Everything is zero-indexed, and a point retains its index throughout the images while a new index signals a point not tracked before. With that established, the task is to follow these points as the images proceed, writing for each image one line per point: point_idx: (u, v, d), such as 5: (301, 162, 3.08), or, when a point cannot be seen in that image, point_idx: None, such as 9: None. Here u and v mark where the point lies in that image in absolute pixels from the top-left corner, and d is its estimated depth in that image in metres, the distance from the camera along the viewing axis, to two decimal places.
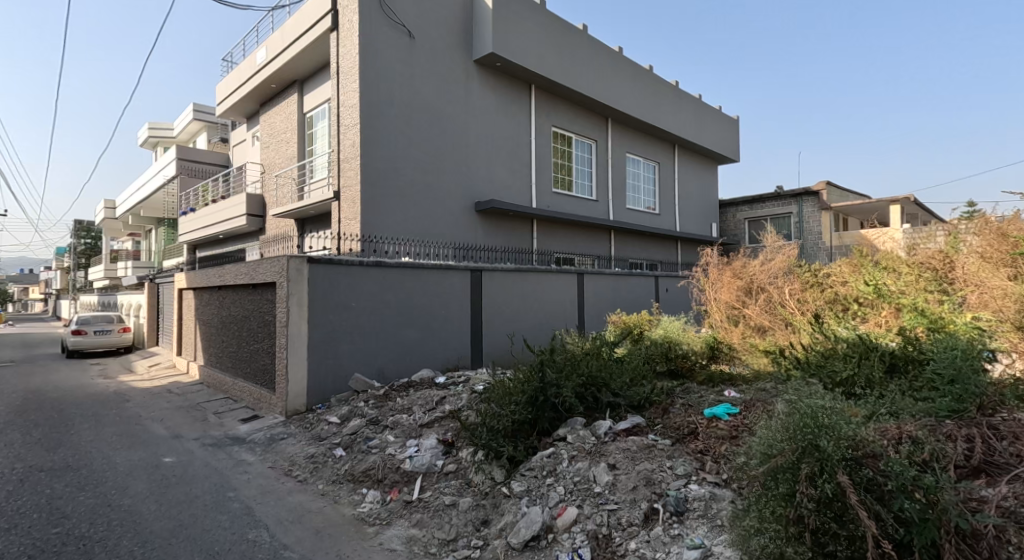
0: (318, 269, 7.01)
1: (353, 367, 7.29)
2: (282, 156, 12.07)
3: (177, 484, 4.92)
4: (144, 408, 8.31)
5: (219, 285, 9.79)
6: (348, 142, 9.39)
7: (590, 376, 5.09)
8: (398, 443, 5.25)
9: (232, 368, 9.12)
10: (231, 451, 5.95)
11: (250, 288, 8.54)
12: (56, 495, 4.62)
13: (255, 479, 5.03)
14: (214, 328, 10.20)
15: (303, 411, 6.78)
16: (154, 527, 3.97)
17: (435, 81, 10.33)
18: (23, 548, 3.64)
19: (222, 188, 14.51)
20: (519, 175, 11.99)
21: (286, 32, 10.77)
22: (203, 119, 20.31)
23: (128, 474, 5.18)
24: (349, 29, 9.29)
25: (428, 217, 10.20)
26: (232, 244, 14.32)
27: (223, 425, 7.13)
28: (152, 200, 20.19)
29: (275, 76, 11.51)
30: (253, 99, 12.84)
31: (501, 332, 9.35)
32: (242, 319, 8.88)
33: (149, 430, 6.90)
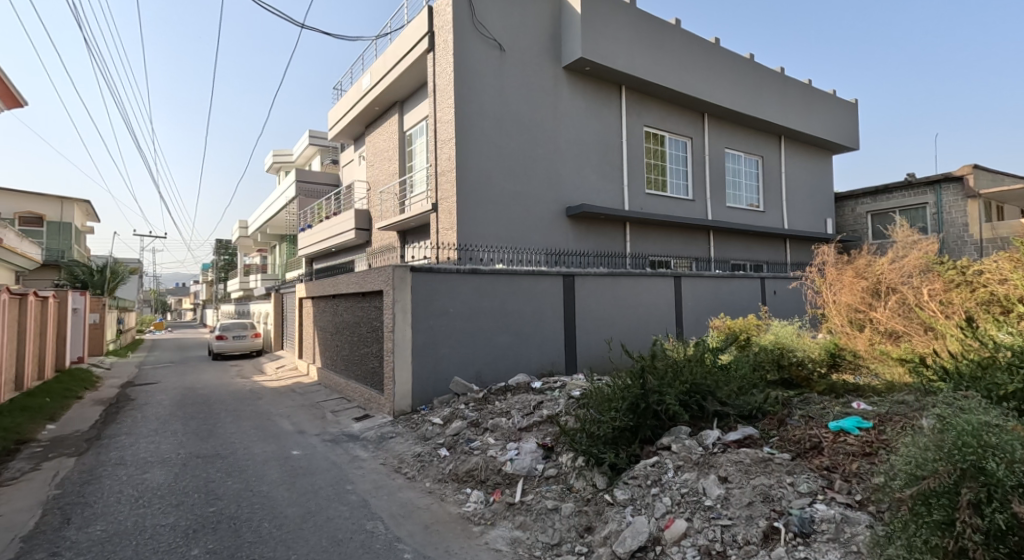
0: (420, 277, 7.39)
1: (453, 370, 7.59)
2: (385, 173, 12.92)
3: (304, 474, 5.41)
4: (273, 405, 9.27)
5: (333, 294, 10.65)
6: (444, 156, 9.83)
7: (694, 383, 4.83)
8: (498, 446, 5.36)
9: (345, 371, 9.87)
10: (347, 447, 6.43)
11: (360, 296, 9.21)
12: (211, 478, 5.29)
13: (369, 474, 5.40)
14: (329, 333, 11.11)
15: (409, 411, 7.16)
16: (288, 512, 4.40)
17: (527, 91, 10.51)
18: (188, 522, 4.21)
19: (333, 205, 15.84)
20: (612, 178, 11.80)
21: (387, 58, 11.56)
22: (317, 144, 22.35)
23: (263, 464, 5.79)
24: (444, 48, 9.73)
25: (521, 225, 10.37)
26: (343, 256, 15.53)
27: (339, 422, 7.74)
28: (276, 219, 22.54)
29: (378, 99, 12.35)
30: (360, 122, 13.88)
31: (596, 338, 9.23)
32: (353, 324, 9.58)
33: (279, 425, 7.67)
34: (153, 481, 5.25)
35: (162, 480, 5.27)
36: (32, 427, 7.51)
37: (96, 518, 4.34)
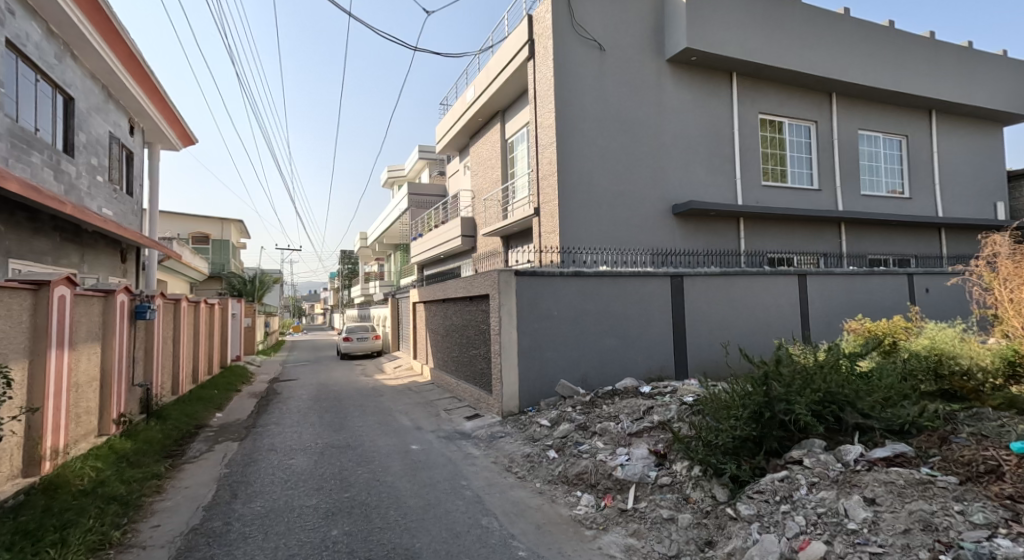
0: (525, 281, 7.52)
1: (559, 373, 7.62)
2: (489, 181, 13.33)
3: (423, 468, 5.75)
4: (393, 402, 9.95)
5: (443, 298, 11.19)
6: (546, 160, 9.92)
7: (829, 393, 4.38)
8: (607, 450, 5.29)
9: (456, 371, 10.32)
10: (460, 444, 6.71)
11: (468, 300, 9.58)
12: (344, 467, 5.83)
13: (482, 472, 5.59)
14: (441, 335, 11.67)
15: (516, 413, 7.30)
16: (411, 502, 4.70)
17: (629, 89, 10.30)
18: (328, 505, 4.67)
19: (441, 214, 16.66)
20: (723, 171, 11.12)
21: (489, 70, 11.93)
22: (428, 157, 23.69)
23: (387, 456, 6.25)
24: (544, 54, 9.83)
25: (625, 225, 10.15)
26: (451, 262, 16.28)
27: (452, 420, 8.09)
28: (391, 230, 24.22)
29: (481, 110, 12.81)
30: (465, 133, 14.49)
31: (710, 341, 8.73)
32: (462, 327, 9.99)
33: (399, 421, 8.22)
34: (297, 466, 5.90)
35: (305, 466, 5.91)
36: (205, 415, 8.81)
37: (256, 496, 4.98)
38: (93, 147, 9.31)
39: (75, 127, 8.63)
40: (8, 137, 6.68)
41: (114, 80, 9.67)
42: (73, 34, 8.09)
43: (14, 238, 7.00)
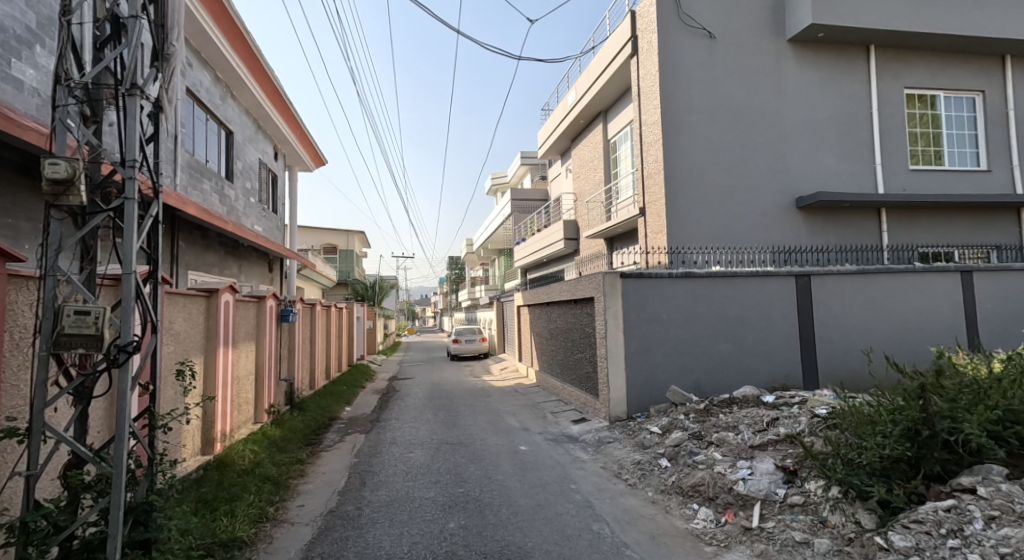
0: (631, 283, 7.34)
1: (670, 379, 7.31)
2: (592, 182, 13.20)
3: (532, 469, 5.82)
4: (501, 403, 10.20)
5: (548, 301, 11.25)
6: (651, 158, 9.59)
7: (1009, 410, 3.73)
8: (727, 462, 4.95)
9: (561, 374, 10.33)
10: (568, 447, 6.68)
11: (573, 303, 9.56)
12: (458, 463, 6.09)
13: (591, 476, 5.50)
14: (546, 338, 11.74)
15: (624, 418, 7.13)
16: (521, 502, 4.78)
17: (744, 77, 9.65)
18: (443, 499, 4.91)
19: (544, 218, 16.76)
20: (859, 157, 9.98)
21: (591, 71, 11.82)
22: (530, 163, 24.11)
23: (497, 455, 6.41)
24: (648, 49, 9.51)
25: (741, 222, 9.50)
26: (554, 266, 16.36)
27: (559, 423, 8.09)
28: (495, 235, 24.88)
29: (583, 112, 12.73)
30: (566, 136, 14.50)
31: (846, 347, 7.85)
32: (567, 330, 9.98)
33: (507, 421, 8.41)
34: (415, 460, 6.27)
35: (422, 460, 6.27)
36: (335, 408, 9.69)
37: (381, 485, 5.39)
38: (247, 173, 10.70)
39: (233, 156, 9.99)
40: (187, 168, 7.94)
41: (262, 113, 11.07)
42: (232, 77, 9.38)
43: (191, 253, 8.27)
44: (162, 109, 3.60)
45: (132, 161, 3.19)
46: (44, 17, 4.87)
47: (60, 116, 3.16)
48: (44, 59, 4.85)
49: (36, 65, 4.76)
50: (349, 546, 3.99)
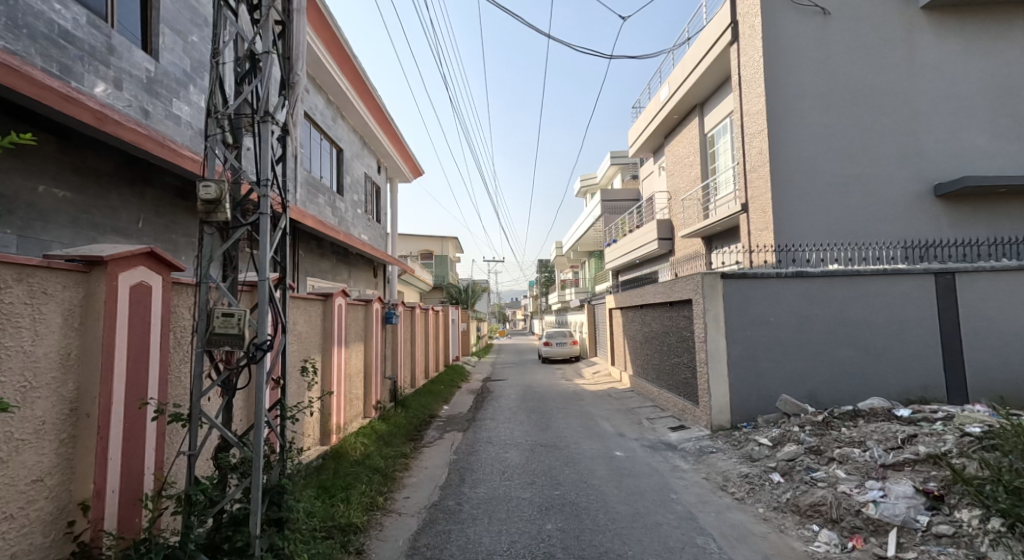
0: (733, 284, 6.93)
1: (780, 387, 6.80)
2: (688, 179, 12.66)
3: (629, 475, 5.68)
4: (595, 406, 10.07)
5: (642, 304, 10.94)
6: (755, 150, 8.99)
7: None
8: (853, 482, 4.51)
9: (658, 379, 9.98)
10: (666, 455, 6.43)
11: (669, 305, 9.22)
12: (553, 465, 6.11)
13: (693, 487, 5.24)
14: (640, 342, 11.42)
15: (728, 427, 6.75)
16: (619, 509, 4.70)
17: (864, 55, 8.76)
18: (540, 500, 4.96)
19: (635, 218, 16.31)
20: (1015, 134, 8.65)
21: (686, 63, 11.36)
22: (620, 162, 23.66)
23: (592, 459, 6.34)
24: (750, 34, 8.92)
25: (863, 215, 8.62)
26: (648, 267, 15.88)
27: (655, 429, 7.82)
28: (586, 237, 24.67)
29: (678, 107, 12.26)
30: (659, 133, 14.04)
31: (1001, 355, 6.81)
32: (664, 334, 9.63)
33: (601, 426, 8.28)
34: (511, 460, 6.39)
35: (518, 460, 6.38)
36: (434, 406, 10.14)
37: (480, 482, 5.57)
38: (354, 186, 11.57)
39: (342, 170, 10.85)
40: (305, 184, 8.77)
41: (366, 130, 11.92)
42: (342, 98, 10.20)
43: (308, 261, 9.10)
44: (289, 132, 4.03)
45: (265, 180, 3.58)
46: (196, 59, 5.63)
47: (210, 144, 3.64)
48: (197, 96, 5.62)
49: (190, 102, 5.51)
50: (451, 540, 4.17)
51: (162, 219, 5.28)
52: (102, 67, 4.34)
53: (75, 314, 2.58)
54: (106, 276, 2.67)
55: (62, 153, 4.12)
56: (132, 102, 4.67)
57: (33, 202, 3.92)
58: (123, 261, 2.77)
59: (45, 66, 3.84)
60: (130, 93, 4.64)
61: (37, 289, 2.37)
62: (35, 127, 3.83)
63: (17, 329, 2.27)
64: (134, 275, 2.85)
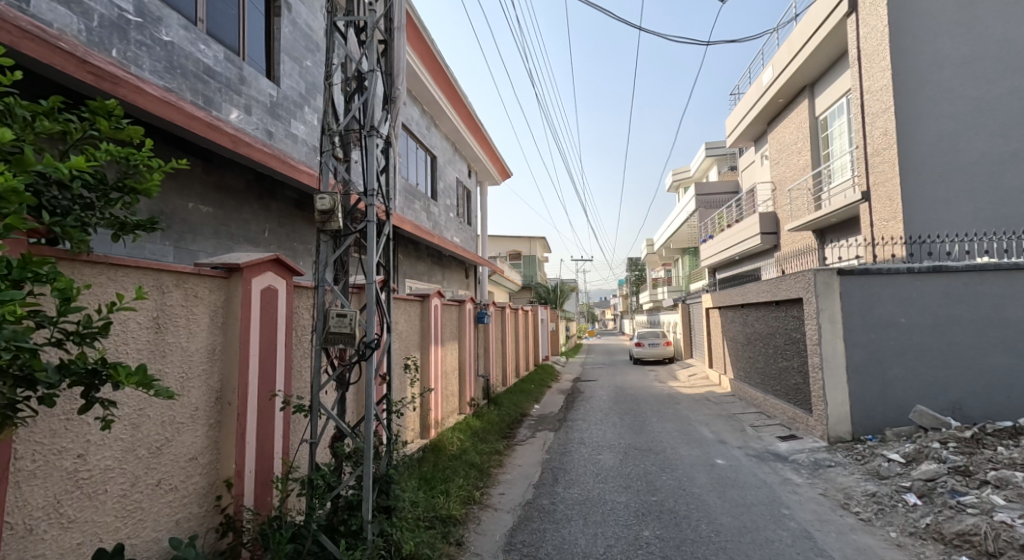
0: (853, 281, 6.31)
1: (912, 397, 6.09)
2: (795, 168, 11.71)
3: (734, 486, 5.36)
4: (691, 410, 9.63)
5: (743, 303, 10.29)
6: (878, 131, 8.10)
7: None
8: (1013, 511, 3.93)
9: (762, 384, 9.33)
10: (775, 466, 5.98)
11: (775, 305, 8.59)
12: (649, 470, 5.93)
13: (808, 503, 4.84)
14: (742, 344, 10.75)
15: (849, 440, 6.15)
16: (724, 521, 4.46)
17: (1015, 15, 7.61)
18: (637, 505, 4.85)
19: (734, 212, 15.38)
20: None
21: (793, 42, 10.51)
22: (716, 154, 22.45)
23: (691, 466, 6.07)
24: (872, 3, 8.04)
25: (1016, 200, 7.48)
26: (749, 264, 14.90)
27: (761, 437, 7.32)
28: (679, 234, 23.69)
29: (784, 90, 11.38)
30: (762, 120, 13.13)
31: None
32: (769, 335, 8.99)
33: (700, 431, 7.89)
34: (604, 462, 6.31)
35: (612, 462, 6.28)
36: (525, 405, 10.27)
37: (573, 483, 5.57)
38: (447, 191, 12.02)
39: (436, 176, 11.32)
40: (404, 191, 9.29)
41: (458, 136, 12.36)
42: (435, 107, 10.65)
43: (406, 263, 9.61)
44: (391, 144, 4.28)
45: (372, 190, 3.84)
46: (310, 82, 6.17)
47: (324, 158, 3.97)
48: (311, 115, 6.16)
49: (305, 121, 6.05)
50: (546, 539, 4.21)
51: (283, 228, 5.84)
52: (235, 96, 4.90)
53: (220, 314, 2.95)
54: (242, 281, 3.02)
55: (206, 173, 4.71)
56: (259, 125, 5.23)
57: (185, 218, 4.51)
58: (255, 267, 3.12)
59: (193, 99, 4.41)
60: (257, 118, 5.20)
61: (191, 293, 2.73)
62: (186, 153, 4.41)
63: (177, 327, 2.63)
64: (263, 280, 3.21)
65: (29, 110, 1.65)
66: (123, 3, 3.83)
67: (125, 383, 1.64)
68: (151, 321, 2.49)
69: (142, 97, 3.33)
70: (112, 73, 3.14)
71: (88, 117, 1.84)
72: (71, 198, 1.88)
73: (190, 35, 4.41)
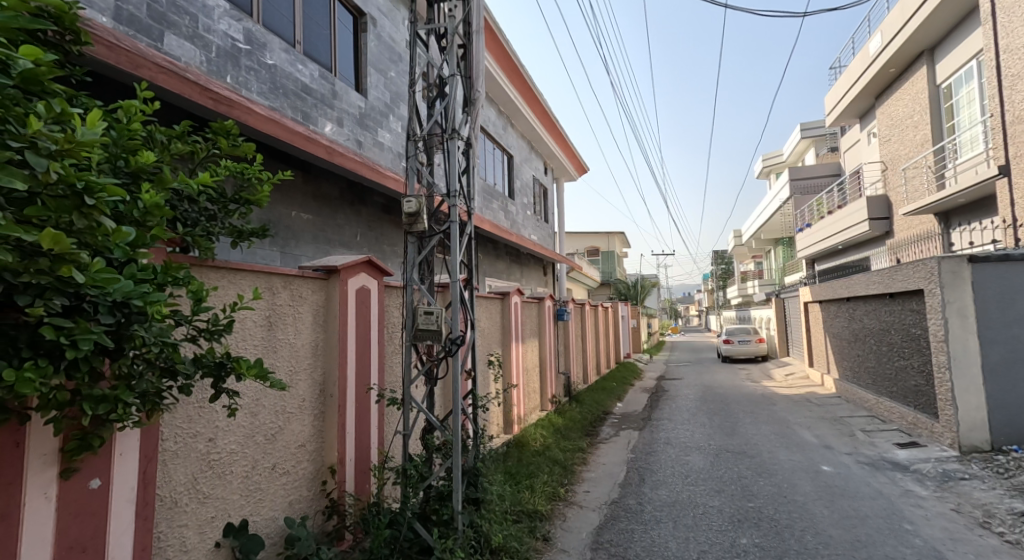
0: (988, 269, 5.59)
1: None
2: (910, 145, 10.57)
3: (843, 496, 4.95)
4: (790, 412, 9.00)
5: (848, 296, 9.44)
6: (1018, 98, 7.13)
7: None
8: None
9: (874, 385, 8.52)
10: (893, 476, 5.44)
11: (888, 298, 7.82)
12: (744, 475, 5.63)
13: (936, 518, 4.35)
14: (848, 341, 9.87)
15: (987, 450, 5.46)
16: (833, 532, 4.13)
17: None
18: (732, 511, 4.62)
19: (835, 198, 14.17)
20: None
21: (907, 4, 9.49)
22: (812, 135, 20.81)
23: (793, 472, 5.68)
24: None
25: None
26: (854, 253, 13.66)
27: (874, 444, 6.68)
28: (771, 223, 22.22)
29: (896, 59, 10.30)
30: (868, 94, 11.98)
31: None
32: (881, 332, 8.19)
33: (801, 435, 7.36)
34: (694, 464, 6.07)
35: (702, 464, 6.04)
36: (607, 403, 10.12)
37: (661, 484, 5.42)
38: (524, 190, 12.12)
39: (513, 176, 11.45)
40: (482, 191, 9.49)
41: (535, 134, 12.43)
42: (512, 107, 10.77)
43: (486, 262, 9.81)
44: (471, 145, 4.39)
45: (454, 191, 3.96)
46: (395, 91, 6.47)
47: (411, 163, 4.15)
48: (395, 123, 6.46)
49: (391, 129, 6.36)
50: (635, 539, 4.13)
51: (373, 232, 6.18)
52: (329, 110, 5.26)
53: (321, 313, 3.18)
54: (340, 282, 3.24)
55: (306, 184, 5.10)
56: (350, 136, 5.58)
57: (289, 225, 4.91)
58: (350, 269, 3.33)
59: (293, 115, 4.79)
60: (348, 129, 5.54)
61: (296, 294, 2.97)
62: (288, 165, 4.80)
63: (285, 325, 2.88)
64: (358, 280, 3.42)
65: (166, 134, 1.90)
66: (235, 33, 4.24)
67: (246, 374, 1.82)
68: (264, 319, 2.73)
69: (253, 117, 3.68)
70: (228, 97, 3.49)
71: (212, 138, 2.07)
72: (199, 210, 2.13)
73: (290, 57, 4.79)
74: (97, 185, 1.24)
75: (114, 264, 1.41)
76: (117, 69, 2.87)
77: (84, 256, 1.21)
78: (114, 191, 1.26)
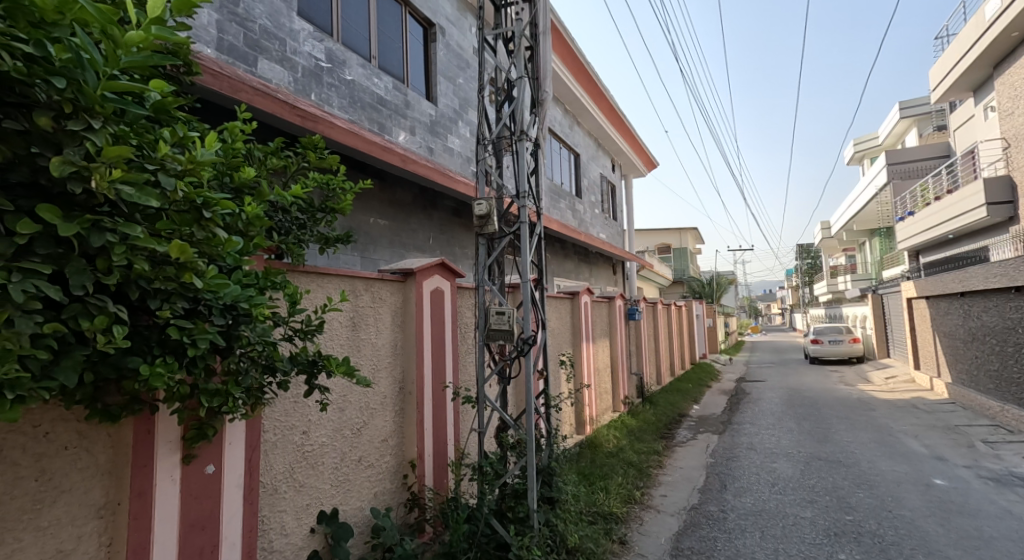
0: None
1: None
2: None
3: (960, 513, 4.47)
4: (892, 419, 8.25)
5: (964, 291, 8.51)
6: None
7: None
8: None
9: (999, 390, 7.62)
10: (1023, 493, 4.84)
11: (1017, 291, 6.97)
12: (840, 485, 5.24)
13: None
14: (964, 341, 8.90)
15: None
16: (949, 553, 3.76)
17: None
18: (828, 523, 4.32)
19: (941, 182, 12.84)
20: None
21: None
22: (914, 114, 18.97)
23: (898, 485, 5.20)
24: None
25: None
26: (968, 243, 12.29)
27: (997, 456, 5.98)
28: (867, 213, 20.47)
29: (1017, 22, 9.17)
30: (984, 64, 10.74)
31: None
32: (1007, 330, 7.32)
33: (906, 444, 6.73)
34: (782, 472, 5.72)
35: (791, 472, 5.69)
36: (684, 405, 9.77)
37: (745, 491, 5.16)
38: (591, 188, 11.99)
39: (581, 174, 11.36)
40: (549, 192, 9.51)
41: (602, 131, 12.25)
42: (578, 106, 10.71)
43: (555, 262, 9.80)
44: (540, 146, 4.41)
45: (523, 192, 3.98)
46: (463, 97, 6.63)
47: (481, 167, 4.24)
48: (464, 128, 6.62)
49: (460, 134, 6.53)
50: (718, 548, 3.97)
51: (445, 235, 6.36)
52: (402, 119, 5.49)
53: (399, 313, 3.32)
54: (416, 284, 3.37)
55: (382, 191, 5.34)
56: (422, 143, 5.78)
57: (368, 232, 5.17)
58: (425, 271, 3.45)
59: (370, 126, 5.05)
60: (420, 137, 5.75)
61: (377, 296, 3.13)
62: (367, 174, 5.05)
63: (367, 326, 3.04)
64: (432, 282, 3.54)
65: (263, 151, 2.08)
66: (318, 53, 4.53)
67: (336, 371, 1.94)
68: (348, 320, 2.90)
69: (335, 131, 3.91)
70: (313, 114, 3.74)
71: (302, 152, 2.24)
72: (291, 219, 2.33)
73: (366, 71, 5.05)
74: (212, 200, 1.41)
75: (224, 270, 1.58)
76: (219, 94, 3.15)
77: (202, 264, 1.36)
78: (226, 204, 1.43)
